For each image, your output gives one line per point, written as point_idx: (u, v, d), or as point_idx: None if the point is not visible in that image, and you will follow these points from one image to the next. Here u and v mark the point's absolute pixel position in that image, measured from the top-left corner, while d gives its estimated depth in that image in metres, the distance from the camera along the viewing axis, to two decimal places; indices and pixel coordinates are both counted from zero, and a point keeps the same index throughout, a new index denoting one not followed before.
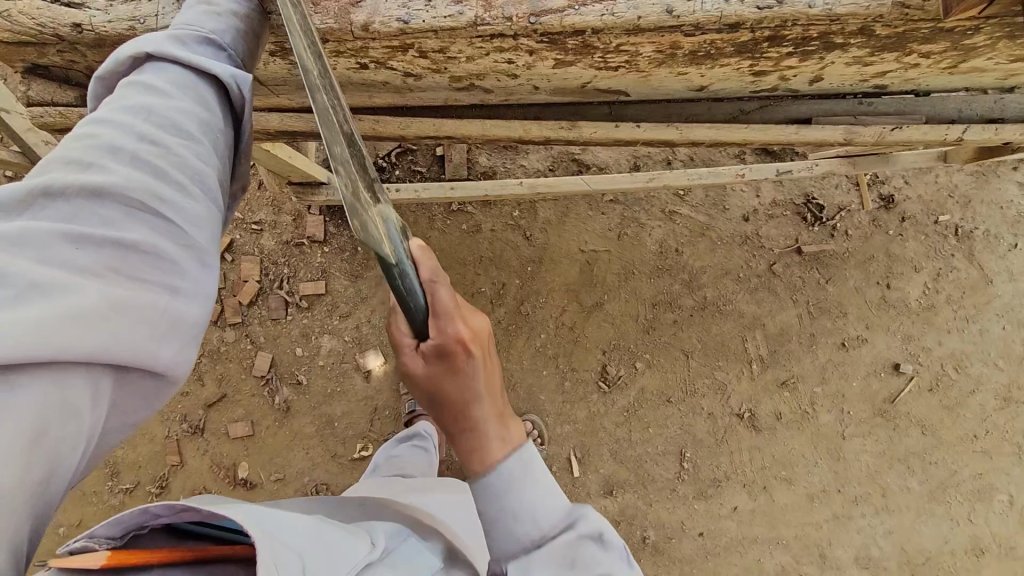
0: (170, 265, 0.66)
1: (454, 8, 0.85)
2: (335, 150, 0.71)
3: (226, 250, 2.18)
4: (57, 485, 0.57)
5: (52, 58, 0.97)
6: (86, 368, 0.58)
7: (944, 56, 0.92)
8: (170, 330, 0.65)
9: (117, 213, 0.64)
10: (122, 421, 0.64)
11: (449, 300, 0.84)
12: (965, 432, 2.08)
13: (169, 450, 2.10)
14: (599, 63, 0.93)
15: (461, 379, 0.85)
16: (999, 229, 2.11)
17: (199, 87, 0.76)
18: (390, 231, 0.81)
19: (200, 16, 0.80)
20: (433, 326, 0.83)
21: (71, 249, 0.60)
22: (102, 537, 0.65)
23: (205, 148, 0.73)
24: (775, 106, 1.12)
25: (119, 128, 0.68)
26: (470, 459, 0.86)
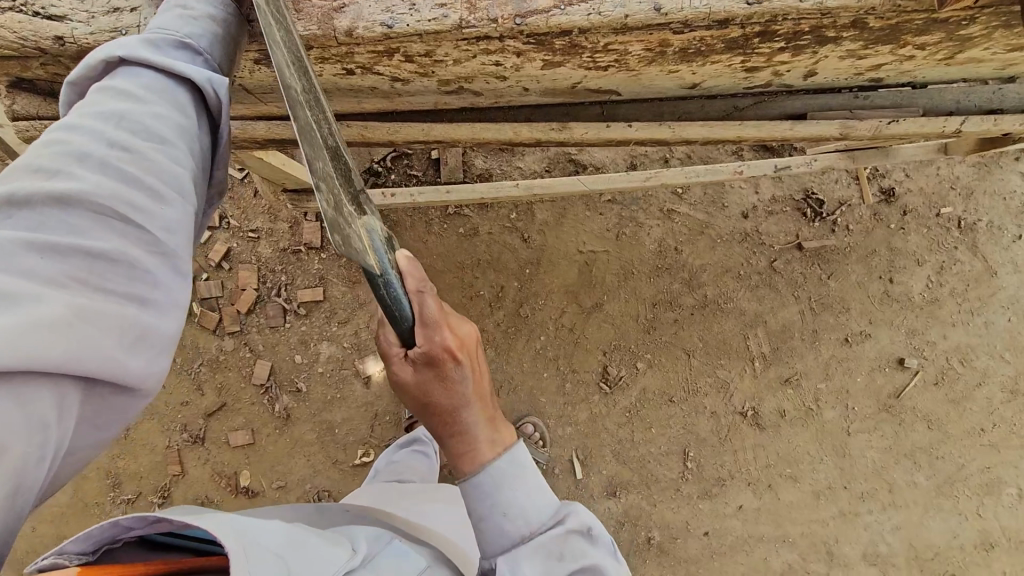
0: (142, 273, 0.66)
1: (439, 11, 0.84)
2: (316, 165, 0.75)
3: (223, 259, 2.17)
4: (22, 499, 0.56)
5: (36, 72, 0.96)
6: (51, 381, 0.58)
7: (939, 47, 0.90)
8: (141, 339, 0.65)
9: (86, 221, 0.63)
10: (92, 433, 0.64)
11: (437, 310, 0.88)
12: (972, 426, 2.06)
13: (171, 460, 2.10)
14: (588, 63, 0.92)
15: (450, 387, 0.89)
16: (1002, 220, 2.08)
17: (174, 92, 0.75)
18: (374, 243, 0.84)
19: (175, 20, 0.80)
20: (421, 335, 0.86)
21: (37, 258, 0.60)
22: (72, 552, 0.67)
23: (180, 154, 0.73)
24: (770, 102, 1.10)
25: (89, 134, 0.68)
26: (461, 461, 0.90)
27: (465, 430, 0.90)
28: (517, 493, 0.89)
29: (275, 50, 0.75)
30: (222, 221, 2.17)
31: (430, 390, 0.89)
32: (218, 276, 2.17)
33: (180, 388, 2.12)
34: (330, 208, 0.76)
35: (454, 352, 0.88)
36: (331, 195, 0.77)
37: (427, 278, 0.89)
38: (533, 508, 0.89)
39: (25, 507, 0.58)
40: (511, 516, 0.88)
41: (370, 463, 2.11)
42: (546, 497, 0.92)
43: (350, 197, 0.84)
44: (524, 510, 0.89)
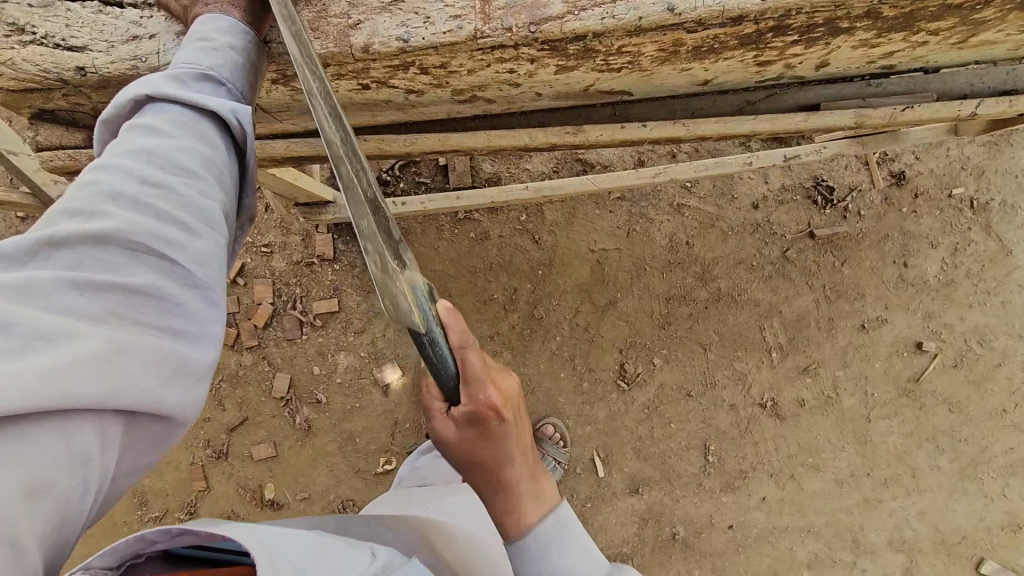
0: (175, 305, 0.67)
1: (454, 23, 0.85)
2: (363, 225, 0.74)
3: (237, 274, 2.18)
4: (70, 530, 0.57)
5: (58, 102, 0.97)
6: (93, 417, 0.59)
7: (953, 32, 0.90)
8: (178, 370, 0.66)
9: (121, 258, 0.64)
10: (132, 464, 0.65)
11: (479, 366, 0.92)
12: (993, 407, 2.05)
13: (196, 475, 2.12)
14: (601, 65, 0.92)
15: (491, 442, 0.98)
16: (1015, 198, 2.07)
17: (199, 125, 0.76)
18: (418, 296, 0.85)
19: (198, 53, 0.81)
20: (464, 393, 0.92)
21: (76, 295, 0.61)
22: (98, 567, 0.63)
23: (208, 186, 0.74)
24: (781, 95, 1.10)
25: (120, 171, 0.69)
26: (505, 518, 1.02)
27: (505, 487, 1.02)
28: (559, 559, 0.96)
29: (314, 106, 0.74)
30: None
31: (476, 448, 0.98)
32: (234, 292, 2.19)
33: (201, 404, 2.14)
34: (377, 269, 0.76)
35: (498, 412, 0.95)
36: (377, 256, 0.76)
37: (467, 330, 0.90)
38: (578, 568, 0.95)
39: (72, 537, 0.58)
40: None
41: (392, 470, 2.12)
42: (589, 551, 0.98)
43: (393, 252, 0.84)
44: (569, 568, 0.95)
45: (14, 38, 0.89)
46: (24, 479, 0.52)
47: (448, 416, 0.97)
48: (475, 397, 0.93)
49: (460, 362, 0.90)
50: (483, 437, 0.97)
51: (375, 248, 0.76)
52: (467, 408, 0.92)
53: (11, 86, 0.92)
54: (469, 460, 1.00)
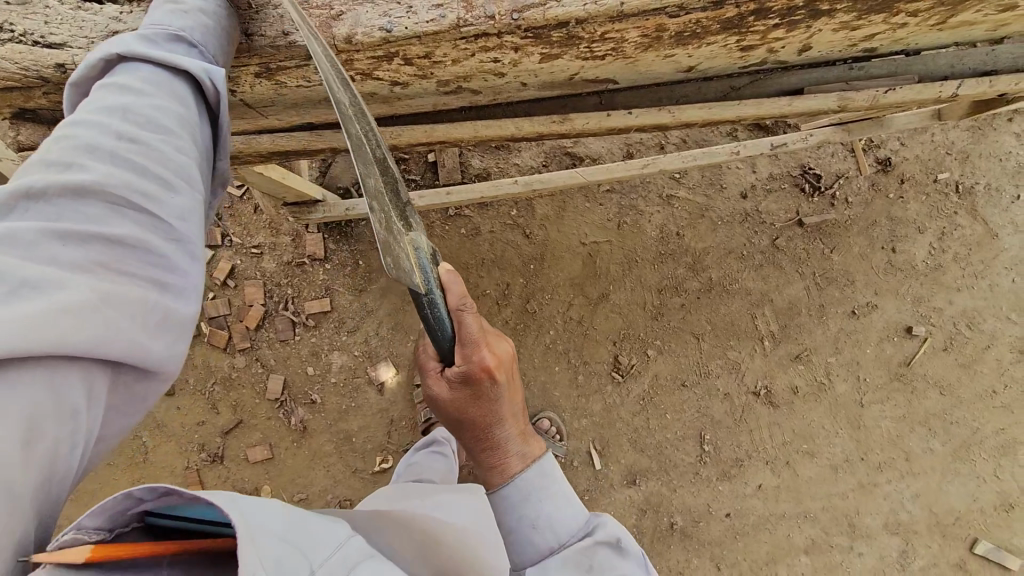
0: (158, 259, 0.67)
1: (436, 12, 0.85)
2: (369, 183, 0.80)
3: (227, 277, 2.17)
4: (63, 483, 0.58)
5: (39, 100, 0.96)
6: (81, 367, 0.59)
7: (931, 12, 0.91)
8: (163, 323, 0.66)
9: (100, 210, 0.65)
10: (121, 421, 0.66)
11: (474, 328, 0.94)
12: (984, 389, 2.07)
13: (191, 480, 2.10)
14: (586, 53, 0.92)
15: (481, 400, 0.97)
16: (999, 182, 2.09)
17: (173, 84, 0.76)
18: (420, 258, 0.90)
19: (168, 15, 0.80)
20: (459, 353, 0.94)
21: (58, 246, 0.61)
22: (89, 528, 0.58)
23: (185, 144, 0.74)
24: (766, 80, 1.11)
25: (95, 127, 0.69)
26: (493, 474, 0.99)
27: (495, 445, 0.99)
28: (547, 505, 0.95)
29: (321, 65, 0.78)
30: (225, 238, 2.18)
31: (467, 407, 0.97)
32: (225, 294, 2.17)
33: (195, 408, 2.13)
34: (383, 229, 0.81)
35: (491, 373, 0.95)
36: (382, 216, 0.82)
37: (466, 294, 0.95)
38: (563, 518, 0.95)
39: (64, 491, 0.59)
40: (540, 526, 0.94)
41: (389, 469, 2.12)
42: (576, 509, 0.96)
43: (400, 216, 0.90)
44: (553, 521, 0.94)
45: None
46: (14, 426, 0.53)
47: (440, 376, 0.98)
48: (470, 358, 0.94)
49: (457, 324, 0.93)
50: (475, 396, 0.97)
51: (380, 208, 0.82)
52: (461, 369, 0.93)
53: None
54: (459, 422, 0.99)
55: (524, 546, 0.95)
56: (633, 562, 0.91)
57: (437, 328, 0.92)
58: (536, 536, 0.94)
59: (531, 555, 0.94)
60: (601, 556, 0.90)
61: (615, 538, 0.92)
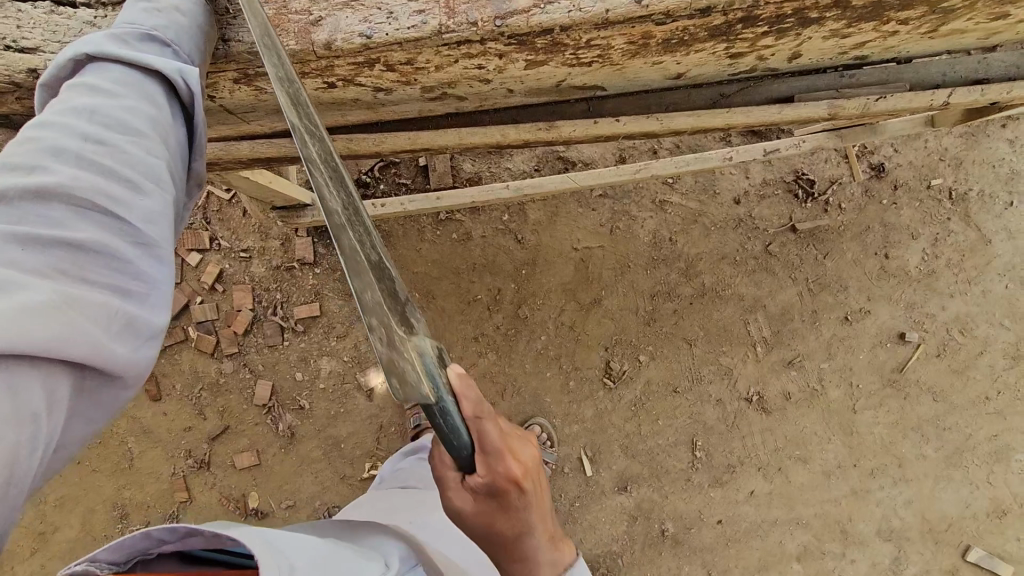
0: (124, 262, 0.65)
1: (417, 18, 0.83)
2: (365, 299, 0.70)
3: (216, 281, 2.15)
4: (16, 489, 0.55)
5: (11, 106, 0.94)
6: (40, 369, 0.56)
7: (922, 20, 0.90)
8: (128, 328, 0.64)
9: (63, 213, 0.63)
10: (82, 430, 0.63)
11: (497, 438, 0.81)
12: (977, 395, 2.06)
13: (177, 487, 2.08)
14: (571, 60, 0.91)
15: (510, 513, 0.87)
16: (993, 188, 2.08)
17: (144, 84, 0.74)
18: (427, 364, 0.77)
19: (140, 13, 0.79)
20: (481, 463, 0.81)
21: (18, 249, 0.59)
22: (104, 561, 0.71)
23: (155, 144, 0.72)
24: (756, 87, 1.09)
25: (61, 127, 0.67)
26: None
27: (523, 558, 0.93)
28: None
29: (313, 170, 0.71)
30: (213, 242, 2.16)
31: (493, 522, 0.87)
32: (213, 298, 2.15)
33: (182, 414, 2.11)
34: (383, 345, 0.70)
35: (520, 486, 0.84)
36: (384, 331, 0.71)
37: (484, 398, 0.81)
38: None
39: (18, 500, 0.56)
40: None
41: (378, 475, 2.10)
42: None
43: (399, 317, 0.77)
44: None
45: None
46: None
47: (461, 489, 0.85)
48: (494, 469, 0.82)
49: (474, 432, 0.80)
50: (502, 510, 0.86)
51: (380, 319, 0.72)
52: (484, 482, 0.81)
53: None
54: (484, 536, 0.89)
55: None
56: None
57: (454, 440, 0.78)
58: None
59: None
60: None
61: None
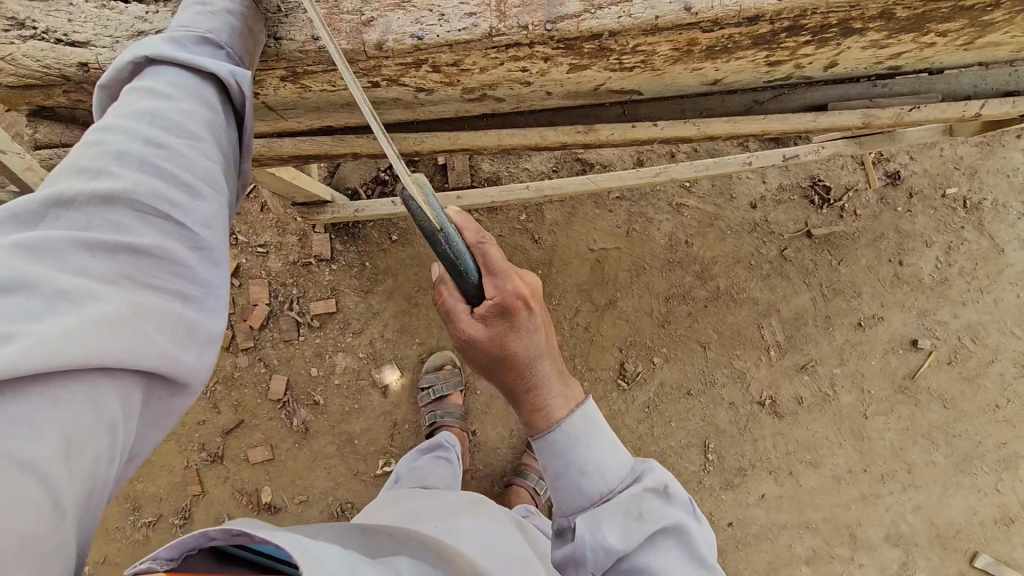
0: (182, 266, 0.68)
1: (468, 21, 0.84)
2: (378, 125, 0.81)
3: (233, 275, 2.16)
4: (104, 494, 0.60)
5: (58, 99, 0.94)
6: (116, 380, 0.61)
7: (961, 33, 0.91)
8: (189, 334, 0.68)
9: (128, 217, 0.66)
10: (152, 434, 0.68)
11: (500, 258, 0.92)
12: (987, 403, 2.08)
13: (190, 480, 2.09)
14: (614, 64, 0.92)
15: (522, 335, 0.93)
16: (1007, 198, 2.10)
17: (200, 89, 0.77)
18: (428, 199, 0.85)
19: (195, 17, 0.81)
20: (491, 284, 0.92)
21: (87, 256, 0.63)
22: (163, 558, 0.68)
23: (210, 148, 0.75)
24: (790, 95, 1.11)
25: (124, 132, 0.70)
26: (537, 416, 0.94)
27: (536, 380, 0.94)
28: (596, 452, 0.92)
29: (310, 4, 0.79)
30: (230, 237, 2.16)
31: (507, 344, 0.92)
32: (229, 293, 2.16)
33: (196, 407, 2.11)
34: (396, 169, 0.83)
35: (527, 302, 0.93)
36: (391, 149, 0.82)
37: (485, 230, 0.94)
38: (610, 464, 0.92)
39: (105, 501, 0.61)
40: (590, 472, 0.92)
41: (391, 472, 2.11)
42: (621, 456, 0.94)
43: None
44: (604, 468, 0.92)
45: (12, 33, 0.87)
46: (58, 442, 0.55)
47: (469, 314, 0.93)
48: (502, 289, 0.92)
49: (480, 257, 0.92)
50: (514, 331, 0.93)
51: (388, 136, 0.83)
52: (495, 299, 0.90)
53: (8, 82, 0.89)
54: (498, 362, 0.93)
55: (572, 493, 0.92)
56: (677, 505, 0.92)
57: (462, 262, 0.88)
58: (585, 483, 0.91)
59: (580, 500, 0.92)
60: (649, 503, 0.90)
61: (664, 483, 0.92)
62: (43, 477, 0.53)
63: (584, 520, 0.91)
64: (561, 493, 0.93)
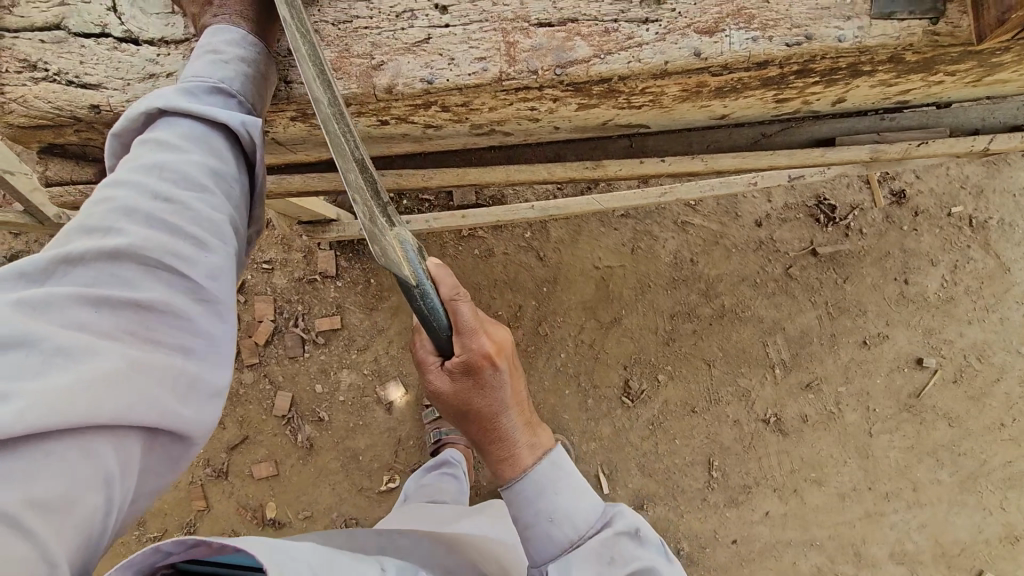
0: (188, 321, 0.69)
1: (478, 65, 0.84)
2: (350, 178, 0.76)
3: (238, 292, 2.17)
4: (99, 543, 0.61)
5: (70, 137, 0.95)
6: (114, 435, 0.61)
7: (969, 73, 0.91)
8: (191, 386, 0.68)
9: (135, 273, 0.66)
10: (153, 483, 0.68)
11: (471, 318, 0.85)
12: (992, 422, 2.08)
13: (195, 495, 2.09)
14: (622, 104, 0.92)
15: (486, 391, 0.88)
16: (1013, 217, 2.10)
17: (210, 138, 0.77)
18: (408, 253, 0.83)
19: (209, 65, 0.80)
20: (457, 343, 0.85)
21: (93, 313, 0.63)
22: None
23: (218, 200, 0.75)
24: (797, 128, 1.11)
25: (134, 186, 0.70)
26: (504, 468, 0.93)
27: (505, 438, 0.92)
28: (568, 502, 0.91)
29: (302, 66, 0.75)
30: None
31: (471, 400, 0.88)
32: (235, 309, 2.17)
33: None
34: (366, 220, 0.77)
35: (493, 359, 0.87)
36: (367, 211, 0.77)
37: (461, 284, 0.86)
38: (584, 515, 0.91)
39: (99, 549, 0.62)
40: (559, 520, 0.90)
41: (395, 488, 2.11)
42: (595, 500, 0.94)
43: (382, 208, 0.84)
44: (574, 517, 0.91)
45: (24, 75, 0.88)
46: (50, 496, 0.56)
47: (438, 367, 0.89)
48: (469, 346, 0.86)
49: (451, 314, 0.85)
50: (478, 388, 0.88)
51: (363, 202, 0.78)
52: (460, 359, 0.85)
53: (21, 123, 0.90)
54: (463, 415, 0.90)
55: (543, 544, 0.91)
56: (649, 547, 0.93)
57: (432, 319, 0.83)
58: (555, 531, 0.90)
59: (551, 551, 0.90)
60: (623, 546, 0.91)
61: (632, 527, 0.93)
62: (32, 533, 0.54)
63: (557, 569, 0.88)
64: (531, 543, 0.92)
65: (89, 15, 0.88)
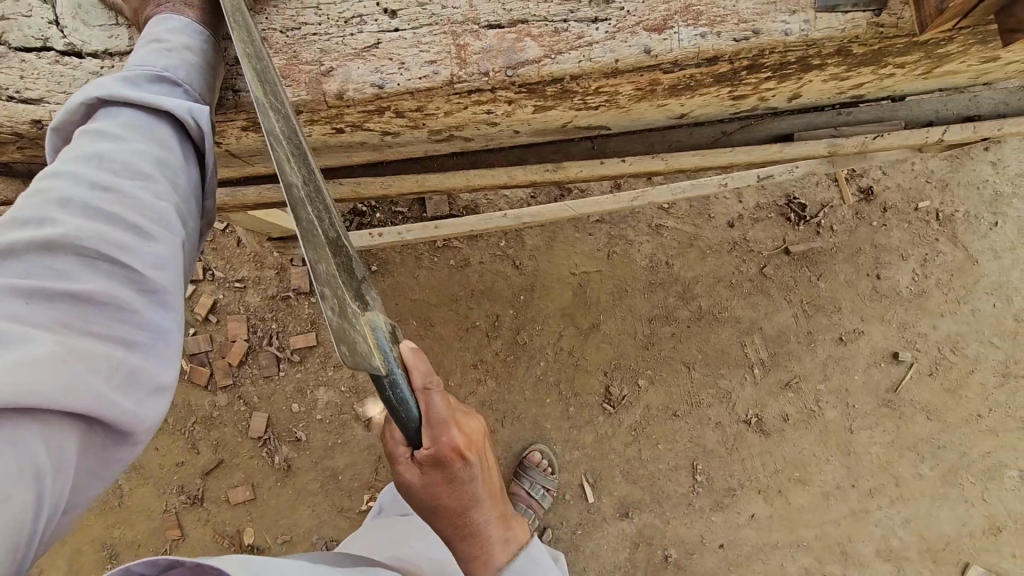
0: (129, 312, 0.66)
1: (429, 68, 0.83)
2: (320, 268, 0.73)
3: (210, 312, 2.12)
4: (27, 549, 0.56)
5: (13, 155, 0.93)
6: (47, 427, 0.58)
7: (918, 64, 0.92)
8: (132, 379, 0.65)
9: (70, 264, 0.64)
10: (93, 485, 0.64)
11: (442, 406, 0.85)
12: (969, 413, 2.09)
13: (169, 524, 2.03)
14: (578, 105, 0.92)
15: (456, 485, 0.89)
16: (978, 209, 2.13)
17: (154, 127, 0.75)
18: (379, 341, 0.80)
19: (152, 54, 0.79)
20: (427, 435, 0.84)
21: (23, 304, 0.60)
22: None
23: (164, 188, 0.73)
24: (756, 125, 1.11)
25: (71, 177, 0.68)
26: (475, 563, 0.95)
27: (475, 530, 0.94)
28: None
29: (275, 148, 0.73)
30: (207, 272, 2.13)
31: (441, 494, 0.89)
32: (207, 329, 2.13)
33: (174, 449, 2.06)
34: (335, 313, 0.73)
35: (463, 453, 0.87)
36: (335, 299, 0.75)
37: (433, 370, 0.85)
38: None
39: (30, 557, 0.58)
40: None
41: None
42: None
43: (354, 293, 0.80)
44: None
45: None
46: None
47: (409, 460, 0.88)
48: (438, 439, 0.85)
49: (423, 402, 0.84)
50: (449, 482, 0.89)
51: (331, 291, 0.75)
52: (430, 453, 0.84)
53: None
54: (431, 507, 0.91)
55: None
56: None
57: (401, 409, 0.81)
58: None
59: None
60: None
61: None
62: None
63: None
64: None
65: (31, 29, 0.86)
